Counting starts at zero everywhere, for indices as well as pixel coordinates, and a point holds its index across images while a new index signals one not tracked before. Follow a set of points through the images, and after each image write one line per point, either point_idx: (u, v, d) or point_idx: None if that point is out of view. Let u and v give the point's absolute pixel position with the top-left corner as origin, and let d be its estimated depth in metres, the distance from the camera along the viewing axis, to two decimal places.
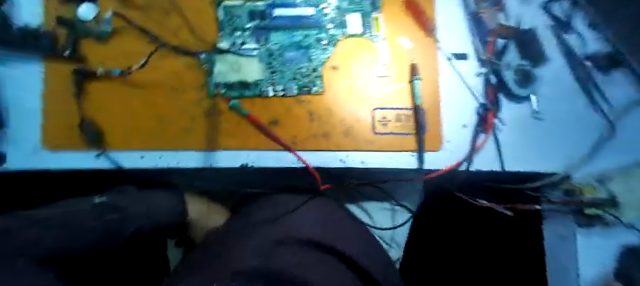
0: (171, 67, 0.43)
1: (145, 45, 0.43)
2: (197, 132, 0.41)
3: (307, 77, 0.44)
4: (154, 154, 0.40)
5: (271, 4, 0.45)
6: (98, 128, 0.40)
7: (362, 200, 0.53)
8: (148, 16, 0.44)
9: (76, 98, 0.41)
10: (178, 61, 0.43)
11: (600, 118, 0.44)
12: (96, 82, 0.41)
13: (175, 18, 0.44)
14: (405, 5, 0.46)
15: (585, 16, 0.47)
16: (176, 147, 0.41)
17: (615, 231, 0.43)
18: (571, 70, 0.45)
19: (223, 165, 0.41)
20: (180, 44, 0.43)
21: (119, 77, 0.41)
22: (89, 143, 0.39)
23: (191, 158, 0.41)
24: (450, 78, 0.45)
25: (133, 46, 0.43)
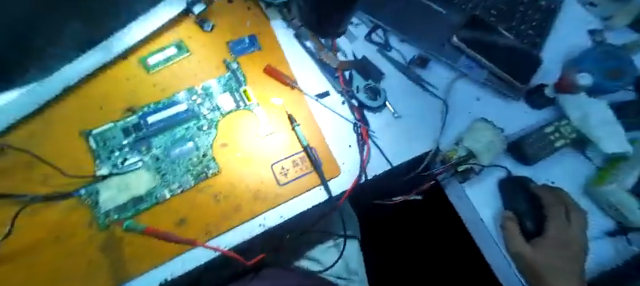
0: (50, 218, 0.42)
1: (16, 212, 0.42)
2: (96, 276, 0.39)
3: (199, 165, 0.46)
4: None
5: (143, 115, 0.48)
6: None
7: (309, 249, 0.56)
8: (21, 182, 0.44)
9: None
10: (53, 209, 0.42)
11: (436, 100, 0.59)
12: None
13: (49, 169, 0.44)
14: (264, 70, 0.55)
15: (396, 35, 0.63)
16: None
17: (483, 175, 0.54)
18: (405, 74, 0.60)
19: None
20: (50, 192, 0.43)
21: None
22: None
23: None
24: (325, 111, 0.55)
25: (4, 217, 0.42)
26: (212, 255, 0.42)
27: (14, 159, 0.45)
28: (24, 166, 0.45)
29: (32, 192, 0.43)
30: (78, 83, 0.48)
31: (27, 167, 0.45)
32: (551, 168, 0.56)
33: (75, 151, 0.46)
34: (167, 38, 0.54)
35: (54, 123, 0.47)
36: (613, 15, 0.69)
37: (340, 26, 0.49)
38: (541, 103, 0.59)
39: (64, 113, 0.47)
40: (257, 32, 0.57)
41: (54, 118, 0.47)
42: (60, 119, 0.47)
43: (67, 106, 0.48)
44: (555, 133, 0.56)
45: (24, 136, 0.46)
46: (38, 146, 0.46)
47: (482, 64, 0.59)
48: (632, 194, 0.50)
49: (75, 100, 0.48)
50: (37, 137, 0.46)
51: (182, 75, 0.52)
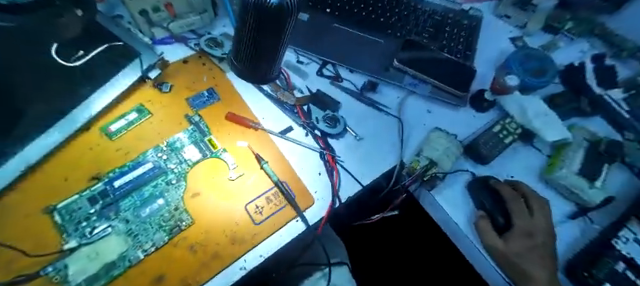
0: None
1: None
2: None
3: (171, 219, 0.46)
4: None
5: (108, 181, 0.48)
6: None
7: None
8: None
9: None
10: None
11: (392, 118, 0.63)
12: None
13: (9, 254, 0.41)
14: (225, 117, 0.57)
15: (344, 67, 0.69)
16: None
17: (450, 180, 0.57)
18: (360, 99, 0.65)
19: None
20: (13, 276, 0.40)
21: None
22: None
23: None
24: (291, 146, 0.57)
25: None
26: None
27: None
28: None
29: None
30: (39, 161, 0.48)
31: None
32: (505, 164, 0.60)
33: (37, 230, 0.43)
34: (125, 106, 0.55)
35: (11, 206, 0.45)
36: (527, 23, 0.79)
37: (268, 76, 0.51)
38: (484, 107, 0.65)
39: (24, 195, 0.45)
40: (214, 84, 0.60)
41: (10, 199, 0.45)
42: (16, 200, 0.45)
43: (27, 187, 0.46)
44: (502, 131, 0.60)
45: None
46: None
47: (425, 80, 0.65)
48: (581, 175, 0.55)
49: (34, 179, 0.47)
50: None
51: (146, 135, 0.53)
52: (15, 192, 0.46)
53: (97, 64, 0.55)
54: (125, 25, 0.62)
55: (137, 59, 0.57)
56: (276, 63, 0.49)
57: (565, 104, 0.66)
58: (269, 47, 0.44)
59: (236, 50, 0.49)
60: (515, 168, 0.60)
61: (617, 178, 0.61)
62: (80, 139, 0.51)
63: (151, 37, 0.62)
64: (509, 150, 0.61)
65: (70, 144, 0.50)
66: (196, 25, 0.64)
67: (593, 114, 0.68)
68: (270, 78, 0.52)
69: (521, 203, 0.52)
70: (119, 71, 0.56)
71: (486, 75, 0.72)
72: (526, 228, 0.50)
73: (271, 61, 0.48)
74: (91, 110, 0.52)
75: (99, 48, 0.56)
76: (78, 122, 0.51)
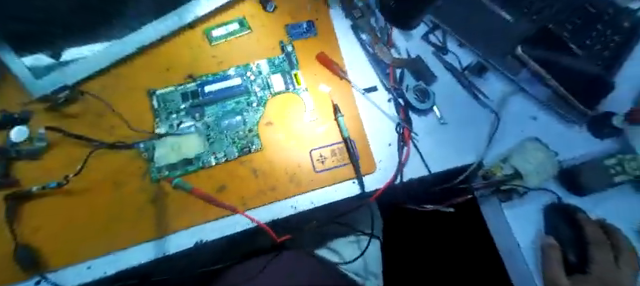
0: (114, 164, 0.46)
1: (86, 153, 0.47)
2: (145, 223, 0.43)
3: (244, 139, 0.49)
4: (105, 257, 0.41)
5: (201, 84, 0.51)
6: (40, 250, 0.41)
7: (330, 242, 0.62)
8: (91, 130, 0.48)
9: (21, 222, 0.42)
10: (118, 156, 0.47)
11: (488, 112, 0.56)
12: (41, 203, 0.43)
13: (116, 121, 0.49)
14: (316, 56, 0.56)
15: (454, 39, 0.62)
16: (126, 245, 0.42)
17: (531, 197, 0.52)
18: (459, 80, 0.58)
19: (179, 249, 0.42)
20: (116, 141, 0.47)
21: (66, 192, 0.44)
22: (31, 264, 0.40)
23: (146, 251, 0.42)
24: (371, 106, 0.55)
25: (75, 156, 0.47)
26: (246, 226, 0.44)
27: (87, 106, 0.49)
28: (94, 115, 0.49)
29: (100, 138, 0.48)
30: (149, 47, 0.52)
31: (96, 116, 0.49)
32: (601, 203, 0.52)
33: (139, 109, 0.49)
34: (228, 16, 0.56)
35: (120, 81, 0.51)
36: None
37: (411, 24, 0.56)
38: (605, 133, 0.55)
39: (133, 74, 0.51)
40: (314, 18, 0.58)
41: (121, 75, 0.51)
42: (126, 77, 0.51)
43: (135, 67, 0.51)
44: (617, 166, 0.50)
45: (97, 87, 0.50)
46: (107, 100, 0.50)
47: (546, 82, 0.55)
48: None
49: (140, 63, 0.52)
50: (108, 90, 0.50)
51: (240, 51, 0.54)
52: (125, 68, 0.51)
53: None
54: None
55: None
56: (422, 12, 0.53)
57: None
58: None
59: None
60: (612, 213, 0.51)
61: None
62: (184, 37, 0.54)
63: None
64: (615, 190, 0.52)
65: (174, 39, 0.53)
66: None
67: None
68: (410, 26, 0.57)
69: (608, 252, 0.45)
70: None
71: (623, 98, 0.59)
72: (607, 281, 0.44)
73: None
74: (199, 11, 0.53)
75: None
76: (186, 20, 0.52)
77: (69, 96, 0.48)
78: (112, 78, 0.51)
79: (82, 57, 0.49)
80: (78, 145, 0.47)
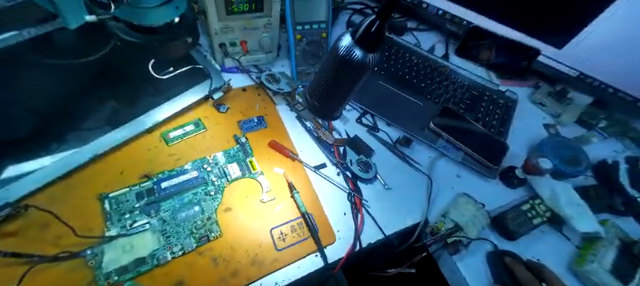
0: (55, 280, 0.41)
1: (22, 273, 0.41)
2: None
3: (202, 228, 0.49)
4: None
5: (157, 180, 0.51)
6: None
7: None
8: (31, 244, 0.44)
9: None
10: (61, 270, 0.42)
11: (421, 175, 0.66)
12: None
13: (62, 230, 0.45)
14: (268, 144, 0.62)
15: (383, 120, 0.74)
16: None
17: (473, 248, 0.56)
18: (393, 152, 0.68)
19: None
20: (61, 253, 0.43)
21: None
22: None
23: None
24: (322, 181, 0.60)
25: (7, 278, 0.41)
26: None
27: (30, 219, 0.46)
28: (37, 227, 0.45)
29: (40, 253, 0.43)
30: (106, 152, 0.53)
31: (40, 227, 0.45)
32: (530, 245, 0.59)
33: (90, 214, 0.47)
34: (187, 117, 0.60)
35: (72, 189, 0.49)
36: (561, 114, 0.83)
37: (333, 115, 0.42)
38: (515, 183, 0.66)
39: (87, 180, 0.50)
40: (265, 113, 0.66)
41: (73, 182, 0.50)
42: (79, 184, 0.50)
43: (90, 173, 0.51)
44: (530, 210, 0.60)
45: (43, 198, 0.48)
46: (55, 209, 0.47)
47: (457, 146, 0.69)
48: (613, 273, 0.52)
49: (96, 169, 0.51)
50: (57, 199, 0.48)
51: (198, 146, 0.57)
52: (78, 176, 0.50)
53: (167, 82, 0.62)
54: (203, 50, 0.68)
55: (207, 81, 0.64)
56: (345, 104, 0.40)
57: (596, 198, 0.67)
58: (339, 94, 0.37)
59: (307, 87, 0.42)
60: (541, 252, 0.58)
61: None
62: (143, 140, 0.56)
63: (221, 65, 0.69)
64: (537, 231, 0.60)
65: (133, 142, 0.55)
66: (260, 61, 0.71)
67: (626, 214, 0.67)
68: (333, 116, 0.42)
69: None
70: (189, 87, 0.62)
71: (518, 154, 0.74)
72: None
73: (343, 100, 0.39)
74: (158, 116, 0.57)
75: (185, 67, 0.64)
76: (146, 125, 0.56)
77: (10, 213, 0.45)
78: (64, 186, 0.49)
79: (39, 167, 0.49)
80: (13, 264, 0.42)
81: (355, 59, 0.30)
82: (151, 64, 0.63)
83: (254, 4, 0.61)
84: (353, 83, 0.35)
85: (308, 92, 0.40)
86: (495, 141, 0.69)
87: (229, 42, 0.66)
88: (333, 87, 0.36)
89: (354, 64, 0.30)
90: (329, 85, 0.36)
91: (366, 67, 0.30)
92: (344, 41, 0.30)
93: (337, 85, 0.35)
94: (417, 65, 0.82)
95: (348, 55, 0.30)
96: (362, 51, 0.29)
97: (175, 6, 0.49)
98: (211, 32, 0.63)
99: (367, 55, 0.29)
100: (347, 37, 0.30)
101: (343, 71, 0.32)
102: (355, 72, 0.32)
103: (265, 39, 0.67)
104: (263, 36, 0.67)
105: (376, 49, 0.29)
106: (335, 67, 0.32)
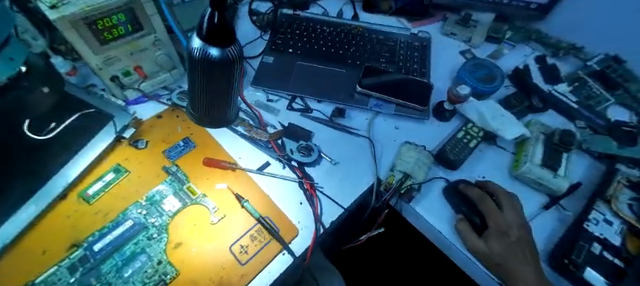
0: None
1: None
2: None
3: (155, 275, 0.46)
4: None
5: (88, 246, 0.47)
6: None
7: None
8: None
9: None
10: None
11: (363, 139, 0.67)
12: None
13: None
14: (203, 164, 0.59)
15: (312, 98, 0.73)
16: None
17: (425, 189, 0.59)
18: (331, 127, 0.68)
19: None
20: None
21: None
22: None
23: None
24: (269, 180, 0.59)
25: None
26: None
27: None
28: None
29: None
30: (15, 237, 0.46)
31: None
32: (474, 167, 0.63)
33: None
34: (102, 167, 0.55)
35: None
36: (471, 38, 0.87)
37: (227, 119, 0.41)
38: (447, 116, 0.70)
39: (0, 275, 0.43)
40: (189, 133, 0.62)
41: None
42: None
43: (2, 267, 0.44)
44: (466, 135, 0.64)
45: None
46: None
47: (387, 100, 0.70)
48: (544, 166, 0.58)
49: (9, 260, 0.45)
50: None
51: (126, 192, 0.53)
52: None
53: (67, 138, 0.56)
54: (99, 91, 0.63)
55: (110, 123, 0.58)
56: (234, 104, 0.39)
57: (519, 104, 0.72)
58: (220, 97, 0.35)
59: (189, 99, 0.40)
60: (484, 169, 0.62)
61: (580, 163, 0.65)
62: (57, 210, 0.50)
63: (124, 99, 0.63)
64: (475, 153, 0.64)
65: (47, 216, 0.49)
66: (167, 81, 0.67)
67: (546, 108, 0.74)
68: (228, 120, 0.41)
69: (487, 203, 0.55)
70: (94, 135, 0.57)
71: (443, 88, 0.77)
72: (501, 225, 0.52)
73: (228, 104, 0.38)
74: (68, 178, 0.52)
75: (72, 116, 0.58)
76: (55, 192, 0.50)
77: None
78: None
79: None
80: None
81: (215, 59, 0.28)
82: (27, 126, 0.55)
83: (131, 24, 0.55)
84: (230, 82, 0.33)
85: (191, 105, 0.38)
86: (416, 85, 0.72)
87: (120, 73, 0.60)
88: (210, 92, 0.34)
89: (216, 64, 0.29)
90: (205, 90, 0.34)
91: (231, 62, 0.29)
92: (194, 42, 0.28)
93: (213, 88, 0.33)
94: (329, 33, 0.81)
95: (206, 57, 0.28)
96: (217, 49, 0.28)
97: (10, 57, 0.38)
98: (94, 68, 0.57)
99: (225, 50, 0.28)
100: (196, 38, 0.28)
101: (211, 73, 0.30)
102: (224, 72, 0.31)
103: (161, 57, 0.62)
104: (157, 54, 0.61)
105: (230, 42, 0.28)
106: (202, 73, 0.30)
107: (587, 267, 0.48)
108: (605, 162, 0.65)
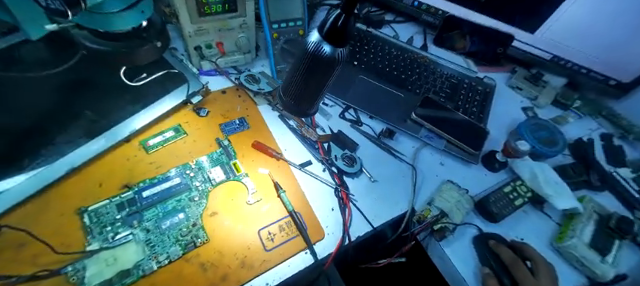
0: None
1: None
2: None
3: (188, 234, 0.48)
4: None
5: (137, 191, 0.50)
6: None
7: None
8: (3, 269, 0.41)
9: None
10: None
11: (405, 165, 0.66)
12: None
13: (39, 250, 0.43)
14: (252, 145, 0.61)
15: (366, 113, 0.74)
16: None
17: (459, 232, 0.58)
18: (378, 145, 0.69)
19: None
20: (36, 273, 0.41)
21: None
22: None
23: None
24: (308, 179, 0.60)
25: None
26: None
27: (2, 239, 0.43)
28: (10, 249, 0.43)
29: (16, 274, 0.41)
30: (81, 165, 0.51)
31: (13, 249, 0.43)
32: (513, 225, 0.60)
33: (68, 230, 0.45)
34: (166, 123, 0.59)
35: (47, 207, 0.47)
36: (537, 96, 0.85)
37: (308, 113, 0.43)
38: (496, 167, 0.68)
39: (62, 196, 0.48)
40: (247, 115, 0.65)
41: (47, 200, 0.47)
42: (53, 202, 0.47)
43: (64, 189, 0.49)
44: (512, 191, 0.62)
45: (18, 219, 0.45)
46: (30, 229, 0.45)
47: (440, 135, 0.70)
48: (590, 246, 0.55)
49: (71, 184, 0.49)
50: (32, 217, 0.46)
51: (179, 152, 0.57)
52: (52, 193, 0.48)
53: (142, 89, 0.60)
54: (180, 55, 0.67)
55: (183, 85, 0.62)
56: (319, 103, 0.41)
57: (575, 176, 0.69)
58: (312, 92, 0.37)
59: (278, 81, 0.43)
60: (522, 230, 0.60)
61: (631, 256, 0.61)
62: (120, 151, 0.54)
63: (198, 68, 0.68)
64: (517, 212, 0.62)
65: (110, 154, 0.53)
66: (239, 62, 0.70)
67: (603, 188, 0.70)
68: (310, 113, 0.42)
69: (521, 269, 0.53)
70: (166, 93, 0.61)
71: (498, 138, 0.76)
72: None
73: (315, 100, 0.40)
74: (136, 125, 0.56)
75: (156, 73, 0.62)
76: (123, 134, 0.55)
77: None
78: (38, 204, 0.47)
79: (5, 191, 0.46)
80: None
81: (325, 55, 0.30)
82: (123, 72, 0.61)
83: (227, 4, 0.60)
84: (326, 80, 0.35)
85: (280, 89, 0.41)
86: (472, 128, 0.71)
87: (204, 45, 0.65)
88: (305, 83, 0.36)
89: (323, 59, 0.31)
90: (302, 81, 0.36)
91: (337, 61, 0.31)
92: (311, 37, 0.31)
93: (310, 82, 0.35)
94: (396, 57, 0.83)
95: (318, 51, 0.30)
96: (331, 47, 0.30)
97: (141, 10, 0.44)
98: (185, 34, 0.62)
99: (336, 50, 0.30)
100: (315, 32, 0.31)
101: (316, 68, 0.32)
102: (326, 68, 0.32)
103: (242, 39, 0.66)
104: (239, 36, 0.66)
105: (345, 43, 0.30)
106: (306, 64, 0.33)
107: None
108: None
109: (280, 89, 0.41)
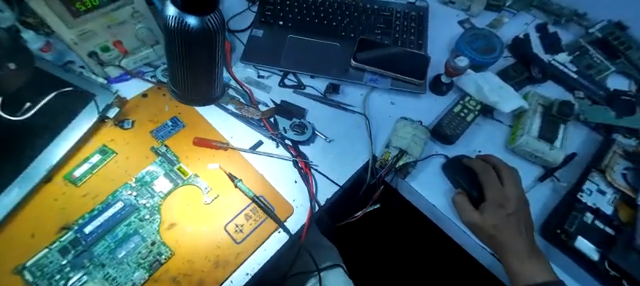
0: None
1: None
2: None
3: (149, 256, 0.45)
4: None
5: (78, 229, 0.46)
6: None
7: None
8: None
9: None
10: None
11: (357, 116, 0.65)
12: None
13: None
14: (194, 144, 0.57)
15: (305, 74, 0.70)
16: None
17: (420, 166, 0.58)
18: (326, 104, 0.66)
19: None
20: None
21: None
22: None
23: None
24: (262, 160, 0.58)
25: None
26: None
27: None
28: None
29: None
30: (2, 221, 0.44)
31: None
32: (470, 141, 0.62)
33: None
34: (88, 148, 0.53)
35: None
36: (470, 6, 0.83)
37: (206, 87, 0.46)
38: (444, 90, 0.68)
39: None
40: (178, 113, 0.60)
41: None
42: None
43: None
44: (463, 110, 0.63)
45: None
46: None
47: (384, 74, 0.68)
48: (539, 138, 0.57)
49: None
50: None
51: (114, 174, 0.52)
52: None
53: (47, 118, 0.53)
54: (77, 69, 0.60)
55: (92, 103, 0.56)
56: (212, 77, 0.45)
57: (516, 76, 0.71)
58: (198, 65, 0.41)
59: (171, 72, 0.46)
60: (480, 144, 0.62)
61: (576, 134, 0.65)
62: (43, 193, 0.48)
63: (105, 77, 0.61)
64: (471, 127, 0.63)
65: (34, 199, 0.48)
66: (150, 58, 0.63)
67: (545, 79, 0.72)
68: (207, 86, 0.46)
69: (486, 177, 0.54)
70: (76, 115, 0.54)
71: (440, 61, 0.75)
72: (498, 198, 0.52)
73: (206, 74, 0.44)
74: (53, 159, 0.50)
75: (47, 97, 0.55)
76: (39, 174, 0.48)
77: None
78: None
79: None
80: None
81: (190, 28, 0.34)
82: None
83: None
84: (206, 54, 0.39)
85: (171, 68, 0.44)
86: (412, 58, 0.69)
87: (99, 48, 0.57)
88: (193, 59, 0.40)
89: (192, 33, 0.35)
90: (184, 57, 0.39)
91: (206, 34, 0.35)
92: (170, 11, 0.34)
93: (192, 57, 0.39)
94: (323, 4, 0.77)
95: (182, 25, 0.34)
96: (193, 19, 0.34)
97: None
98: (69, 43, 0.53)
99: (202, 19, 0.34)
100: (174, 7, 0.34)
101: (190, 42, 0.36)
102: (200, 42, 0.36)
103: (142, 31, 0.59)
104: (137, 28, 0.58)
105: (206, 14, 0.34)
106: (180, 40, 0.36)
107: (578, 236, 0.49)
108: (602, 133, 0.65)
109: (170, 67, 0.44)
